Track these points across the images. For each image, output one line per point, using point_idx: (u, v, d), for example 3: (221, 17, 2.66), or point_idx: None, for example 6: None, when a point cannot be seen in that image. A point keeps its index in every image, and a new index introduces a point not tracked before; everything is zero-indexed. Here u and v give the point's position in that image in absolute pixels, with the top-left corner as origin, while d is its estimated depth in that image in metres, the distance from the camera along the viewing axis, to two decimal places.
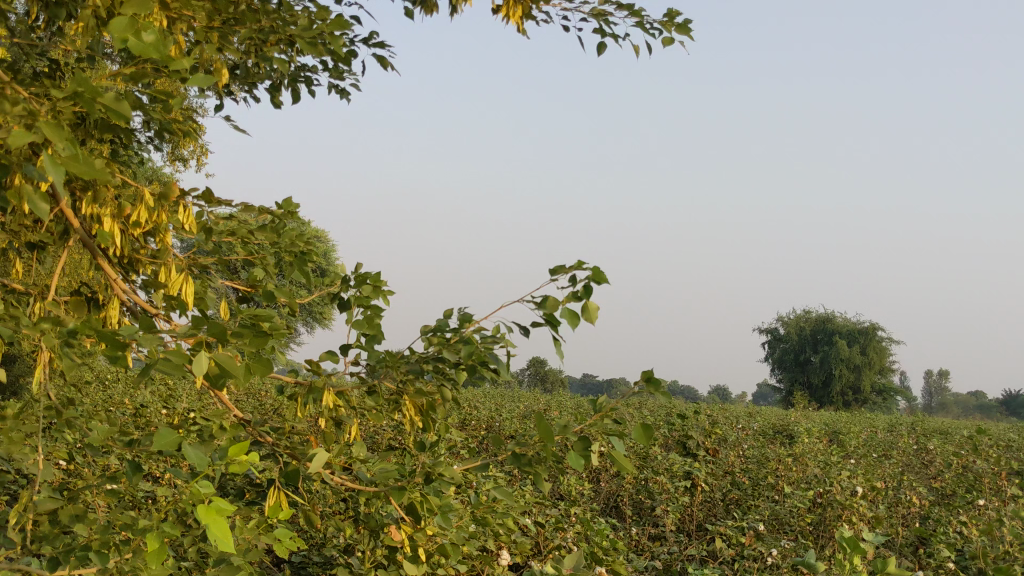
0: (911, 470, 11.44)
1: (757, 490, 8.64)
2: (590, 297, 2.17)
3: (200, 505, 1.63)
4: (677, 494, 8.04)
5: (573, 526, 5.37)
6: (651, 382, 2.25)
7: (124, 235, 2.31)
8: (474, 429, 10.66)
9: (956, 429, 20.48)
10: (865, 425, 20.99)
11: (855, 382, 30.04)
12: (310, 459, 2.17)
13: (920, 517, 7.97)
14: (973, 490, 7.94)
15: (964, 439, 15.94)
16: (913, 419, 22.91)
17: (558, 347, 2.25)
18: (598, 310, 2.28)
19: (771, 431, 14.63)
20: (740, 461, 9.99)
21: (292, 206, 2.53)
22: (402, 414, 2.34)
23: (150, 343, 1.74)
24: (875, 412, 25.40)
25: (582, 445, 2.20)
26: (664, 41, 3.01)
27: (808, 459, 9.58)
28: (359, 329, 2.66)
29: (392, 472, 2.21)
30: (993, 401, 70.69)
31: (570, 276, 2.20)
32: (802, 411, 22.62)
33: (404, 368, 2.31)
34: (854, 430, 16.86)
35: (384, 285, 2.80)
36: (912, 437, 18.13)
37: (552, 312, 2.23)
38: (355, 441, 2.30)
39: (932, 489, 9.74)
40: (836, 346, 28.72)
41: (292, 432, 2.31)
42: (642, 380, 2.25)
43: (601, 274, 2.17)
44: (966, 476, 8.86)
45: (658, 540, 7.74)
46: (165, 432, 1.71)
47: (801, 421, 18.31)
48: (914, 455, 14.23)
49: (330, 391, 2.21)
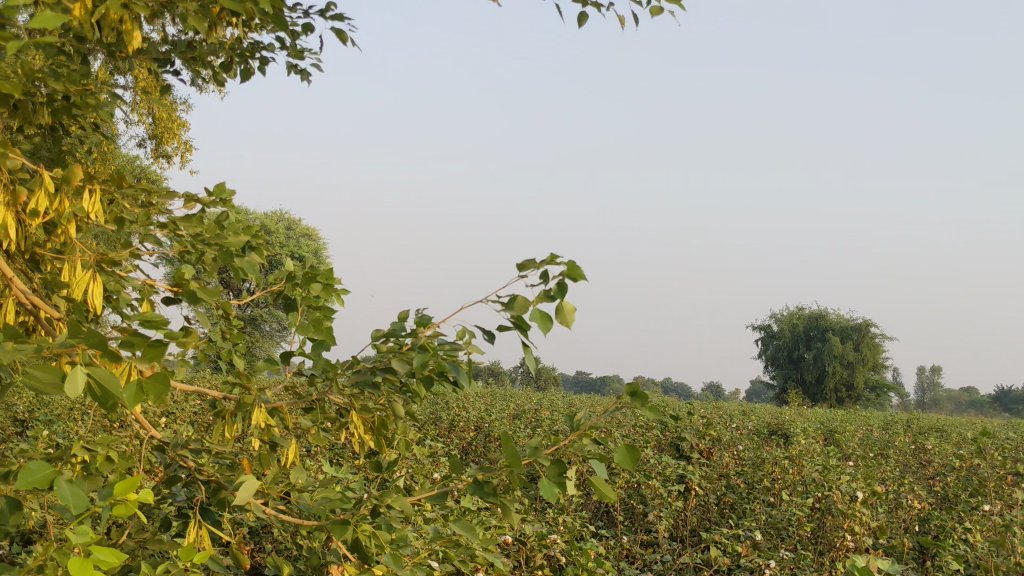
0: (909, 471, 11.18)
1: (753, 494, 8.35)
2: (565, 296, 1.85)
3: (75, 559, 1.32)
4: (670, 499, 7.75)
5: (559, 538, 5.08)
6: (637, 396, 1.93)
7: (21, 227, 1.97)
8: (460, 431, 10.36)
9: (953, 427, 20.25)
10: (861, 422, 20.72)
11: (849, 379, 29.83)
12: (236, 488, 1.89)
13: (921, 522, 7.69)
14: (978, 494, 7.66)
15: (962, 438, 15.69)
16: (909, 417, 22.67)
17: (529, 354, 1.94)
18: (575, 312, 1.97)
19: (765, 430, 14.36)
20: (735, 463, 9.71)
21: (224, 192, 2.21)
22: (348, 432, 2.04)
23: (16, 355, 1.43)
24: (870, 410, 25.18)
25: (556, 470, 1.88)
26: (653, 10, 2.66)
27: (805, 461, 9.30)
28: (306, 333, 2.32)
29: (333, 503, 1.91)
30: (986, 397, 70.66)
31: (542, 272, 1.88)
32: (797, 409, 22.35)
33: (350, 380, 1.99)
34: (850, 429, 16.62)
35: (337, 283, 2.47)
36: (909, 433, 17.88)
37: (521, 314, 1.91)
38: (293, 465, 2.00)
39: (933, 491, 9.47)
40: (830, 343, 28.48)
41: (220, 454, 2.02)
42: (626, 393, 1.94)
43: (578, 270, 1.86)
44: (969, 479, 8.59)
45: (651, 547, 7.44)
46: (35, 467, 1.38)
47: (796, 418, 18.07)
48: (912, 454, 13.98)
49: (260, 409, 1.91)
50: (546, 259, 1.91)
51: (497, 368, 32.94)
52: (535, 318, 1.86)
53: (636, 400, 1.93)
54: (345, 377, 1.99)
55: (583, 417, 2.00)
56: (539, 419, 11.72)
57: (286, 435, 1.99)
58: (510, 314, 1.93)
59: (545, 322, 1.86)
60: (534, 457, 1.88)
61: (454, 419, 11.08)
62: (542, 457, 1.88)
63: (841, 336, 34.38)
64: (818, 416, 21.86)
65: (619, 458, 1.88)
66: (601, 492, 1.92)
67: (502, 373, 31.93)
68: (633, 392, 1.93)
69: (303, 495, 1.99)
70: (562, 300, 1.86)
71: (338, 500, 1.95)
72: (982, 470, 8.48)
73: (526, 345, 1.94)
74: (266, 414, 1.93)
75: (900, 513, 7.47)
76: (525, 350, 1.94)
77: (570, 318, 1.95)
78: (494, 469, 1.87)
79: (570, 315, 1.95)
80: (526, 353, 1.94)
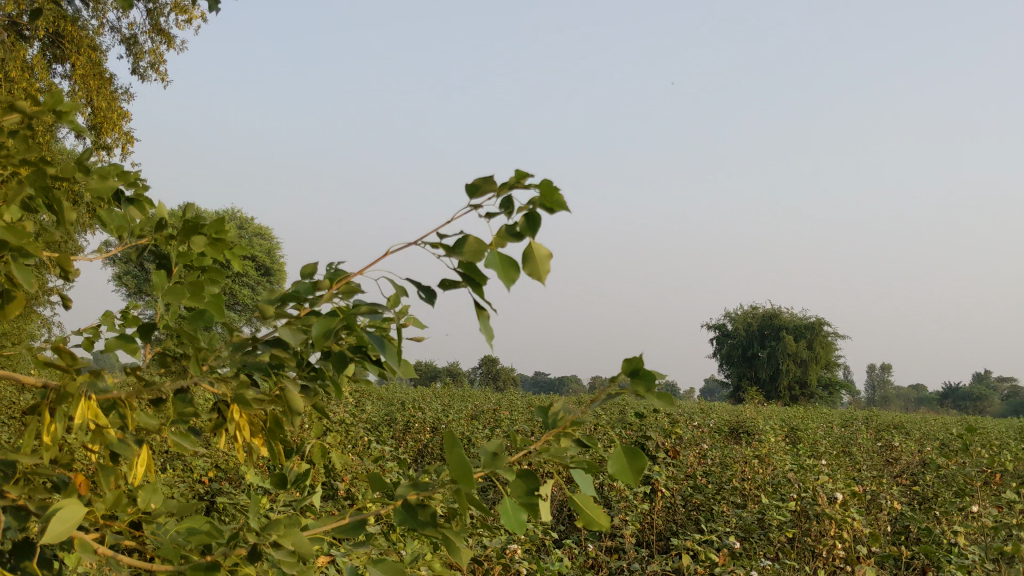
0: (879, 468, 10.79)
1: (721, 493, 7.88)
2: (535, 233, 1.26)
3: None
4: (636, 502, 7.28)
5: (517, 548, 4.51)
6: (640, 379, 1.34)
7: None
8: (415, 431, 9.77)
9: (911, 424, 20.08)
10: (822, 420, 20.46)
11: (804, 377, 29.76)
12: (53, 520, 1.27)
13: (900, 525, 7.26)
14: (962, 495, 7.24)
15: (925, 437, 15.42)
16: (867, 413, 22.50)
17: (485, 324, 1.35)
18: (548, 259, 1.39)
19: (726, 427, 13.94)
20: (701, 462, 9.25)
21: (59, 100, 1.62)
22: (226, 434, 1.44)
23: None
24: (827, 408, 25.05)
25: (522, 486, 1.28)
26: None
27: (774, 460, 8.86)
28: (175, 300, 1.69)
29: (197, 536, 1.31)
30: (933, 393, 70.62)
31: (501, 197, 1.29)
32: (756, 408, 22.07)
33: (223, 361, 1.37)
34: (812, 426, 16.30)
35: (228, 233, 1.87)
36: (869, 430, 17.59)
37: (471, 262, 1.32)
38: (143, 481, 1.39)
39: (908, 489, 9.07)
40: (787, 339, 28.28)
41: (39, 469, 1.40)
42: (625, 374, 1.34)
43: (555, 194, 1.28)
44: (949, 477, 8.16)
45: (616, 553, 6.94)
46: None
47: (756, 415, 17.69)
48: (877, 449, 13.69)
49: (85, 404, 1.28)
50: (508, 181, 1.33)
51: (454, 368, 32.41)
52: (496, 268, 1.27)
53: (640, 381, 1.32)
54: (219, 356, 1.37)
55: (561, 407, 1.38)
56: (496, 419, 11.15)
57: (131, 440, 1.37)
58: (461, 259, 1.33)
59: (508, 270, 1.28)
60: (495, 467, 1.26)
61: (407, 420, 10.46)
62: (505, 468, 1.27)
63: (797, 334, 34.22)
64: (777, 413, 21.61)
65: (616, 469, 1.28)
66: (589, 519, 1.32)
67: (458, 374, 31.32)
68: (637, 371, 1.33)
69: (160, 525, 1.38)
70: (532, 236, 1.28)
71: (208, 531, 1.34)
72: (964, 468, 8.06)
73: (481, 309, 1.36)
74: (95, 408, 1.31)
75: (881, 515, 7.01)
76: (479, 319, 1.35)
77: (546, 268, 1.37)
78: (430, 486, 1.26)
79: (544, 263, 1.37)
80: (481, 321, 1.35)
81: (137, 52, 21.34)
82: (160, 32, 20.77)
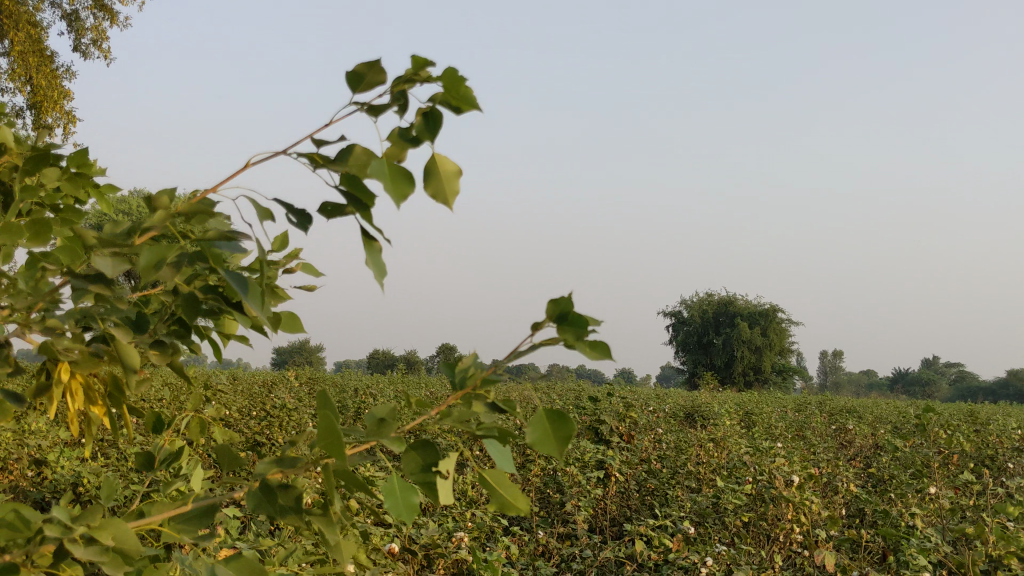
0: (834, 451, 10.69)
1: (675, 478, 7.72)
2: (434, 137, 0.99)
3: None
4: (588, 487, 7.08)
5: (461, 536, 4.23)
6: (569, 326, 1.05)
7: None
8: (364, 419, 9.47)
9: (864, 408, 20.10)
10: (777, 404, 20.43)
11: (758, 363, 29.80)
12: None
13: (855, 507, 7.11)
14: (919, 476, 7.10)
15: (879, 421, 15.37)
16: (820, 399, 22.52)
17: (375, 258, 1.07)
18: (458, 175, 1.10)
19: (681, 412, 13.80)
20: (655, 446, 9.07)
21: None
22: (54, 396, 1.15)
23: None
24: (781, 393, 25.08)
25: (416, 462, 1.01)
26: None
27: (729, 443, 8.69)
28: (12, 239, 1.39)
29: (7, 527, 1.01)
30: (886, 378, 70.59)
31: (390, 90, 1.01)
32: (710, 393, 22.01)
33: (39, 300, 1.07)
34: (766, 410, 16.24)
35: (90, 166, 1.59)
36: (824, 415, 17.55)
37: (355, 177, 1.04)
38: None
39: (865, 472, 8.95)
40: (741, 324, 28.26)
41: None
42: (549, 320, 1.05)
43: (461, 86, 1.00)
44: (906, 458, 8.03)
45: (569, 539, 6.72)
46: None
47: (710, 400, 17.57)
48: (832, 432, 13.60)
49: None
50: (403, 73, 1.04)
51: (409, 357, 32.00)
52: (384, 182, 0.99)
53: (569, 329, 1.04)
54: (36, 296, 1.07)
55: (472, 362, 1.10)
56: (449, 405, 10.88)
57: None
58: (343, 172, 1.04)
59: (399, 184, 0.99)
60: (381, 438, 0.98)
61: (357, 406, 10.16)
62: (394, 440, 0.98)
63: (750, 321, 34.29)
64: (732, 398, 21.55)
65: (535, 439, 1.00)
66: (504, 502, 1.04)
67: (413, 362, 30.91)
68: (566, 318, 1.04)
69: None
70: (431, 139, 0.99)
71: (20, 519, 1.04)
72: (921, 449, 7.95)
73: (369, 239, 1.07)
74: None
75: (838, 497, 6.86)
76: (366, 253, 1.07)
77: (452, 188, 1.08)
78: (297, 463, 0.97)
79: (450, 182, 1.08)
80: (369, 254, 1.06)
81: (78, 30, 20.60)
82: (103, 8, 20.08)
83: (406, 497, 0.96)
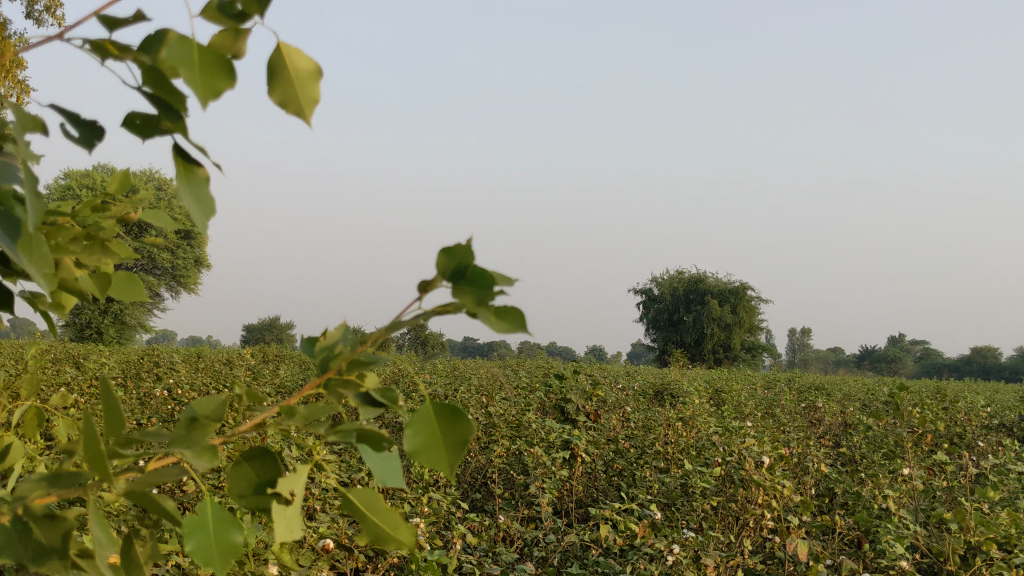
0: (805, 429, 10.50)
1: (643, 458, 7.49)
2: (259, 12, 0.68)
3: None
4: (553, 468, 6.81)
5: (415, 526, 3.90)
6: (467, 284, 0.75)
7: None
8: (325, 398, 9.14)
9: (833, 386, 20.01)
10: (747, 381, 20.27)
11: (726, 341, 29.67)
12: None
13: (826, 488, 6.90)
14: (892, 456, 6.89)
15: (848, 399, 15.23)
16: (789, 376, 22.45)
17: (196, 191, 0.76)
18: (317, 79, 0.79)
19: (650, 390, 13.58)
20: (624, 425, 8.82)
21: None
22: None
23: None
24: (750, 371, 24.94)
25: (247, 480, 0.72)
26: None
27: (698, 421, 8.46)
28: None
29: None
30: (853, 355, 70.69)
31: None
32: (680, 370, 21.85)
33: None
34: (735, 388, 16.05)
35: None
36: (794, 392, 17.40)
37: (157, 71, 0.72)
38: None
39: (836, 451, 8.75)
40: (710, 303, 28.06)
41: None
42: (440, 277, 0.75)
43: None
44: (879, 438, 7.83)
45: (532, 522, 6.46)
46: None
47: (680, 378, 17.36)
48: (801, 410, 13.44)
49: None
50: None
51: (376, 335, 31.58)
52: (191, 74, 0.68)
53: (469, 291, 0.74)
54: None
55: (341, 339, 0.81)
56: (414, 382, 10.57)
57: None
58: (145, 65, 0.72)
59: (213, 78, 0.68)
60: (184, 449, 0.67)
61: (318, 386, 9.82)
62: (203, 452, 0.67)
63: (719, 297, 34.19)
64: (702, 376, 21.40)
65: (417, 445, 0.70)
66: (380, 535, 0.75)
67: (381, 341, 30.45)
68: (464, 276, 0.75)
69: None
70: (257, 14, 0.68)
71: None
72: (894, 429, 7.77)
73: (191, 163, 0.77)
74: None
75: (807, 478, 6.66)
76: (187, 184, 0.76)
77: (309, 97, 0.78)
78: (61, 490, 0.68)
79: (306, 86, 0.77)
80: (188, 184, 0.75)
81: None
82: None
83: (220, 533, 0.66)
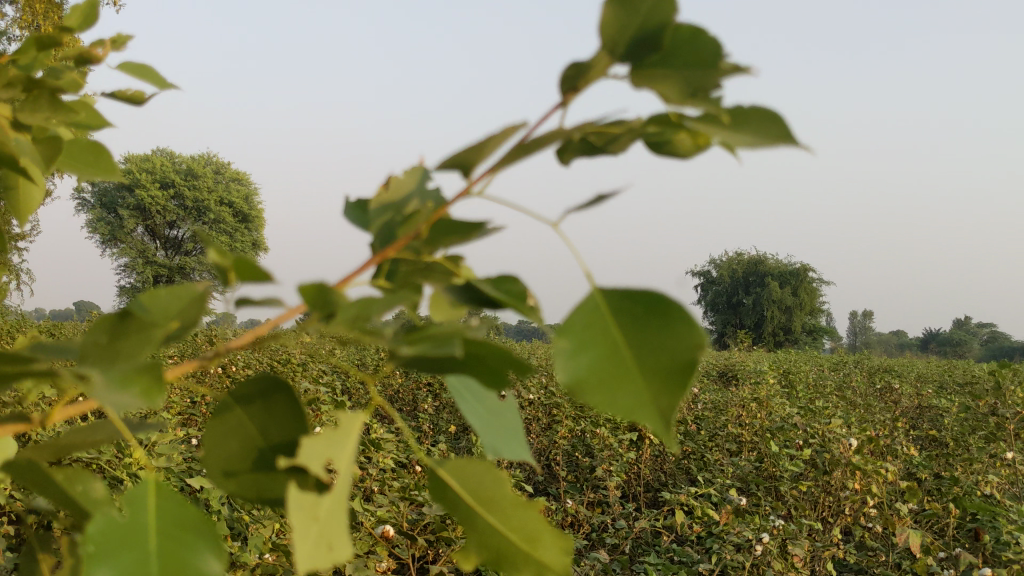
0: (883, 409, 9.98)
1: (715, 441, 7.08)
2: None
3: None
4: (621, 450, 6.44)
5: None
6: (660, 66, 0.38)
7: None
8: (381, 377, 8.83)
9: (904, 368, 19.30)
10: (812, 363, 19.66)
11: (788, 325, 28.98)
12: None
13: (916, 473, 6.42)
14: (990, 440, 6.38)
15: (923, 380, 14.60)
16: (855, 358, 21.80)
17: None
18: None
19: (716, 372, 13.12)
20: (693, 406, 8.41)
21: None
22: None
23: None
24: (812, 353, 24.26)
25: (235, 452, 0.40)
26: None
27: (772, 402, 8.01)
28: None
29: None
30: (917, 338, 69.05)
31: None
32: (743, 351, 21.25)
33: None
34: (806, 368, 15.45)
35: None
36: (863, 372, 16.81)
37: None
38: None
39: (921, 433, 8.24)
40: (771, 284, 27.36)
41: None
42: (611, 51, 0.38)
43: None
44: (971, 419, 7.30)
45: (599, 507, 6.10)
46: None
47: (744, 359, 16.87)
48: (874, 391, 12.90)
49: None
50: None
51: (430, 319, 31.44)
52: None
53: (669, 78, 0.38)
54: None
55: (414, 198, 0.44)
56: None
57: None
58: None
59: None
60: (94, 372, 0.33)
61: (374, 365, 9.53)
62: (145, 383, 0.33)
63: (783, 278, 33.32)
64: (765, 357, 20.82)
65: (585, 374, 0.34)
66: (498, 553, 0.40)
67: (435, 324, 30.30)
68: (659, 49, 0.38)
69: None
70: None
71: None
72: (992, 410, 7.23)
73: None
74: None
75: (897, 462, 6.19)
76: None
77: None
78: None
79: None
80: None
81: None
82: None
83: (172, 549, 0.39)
